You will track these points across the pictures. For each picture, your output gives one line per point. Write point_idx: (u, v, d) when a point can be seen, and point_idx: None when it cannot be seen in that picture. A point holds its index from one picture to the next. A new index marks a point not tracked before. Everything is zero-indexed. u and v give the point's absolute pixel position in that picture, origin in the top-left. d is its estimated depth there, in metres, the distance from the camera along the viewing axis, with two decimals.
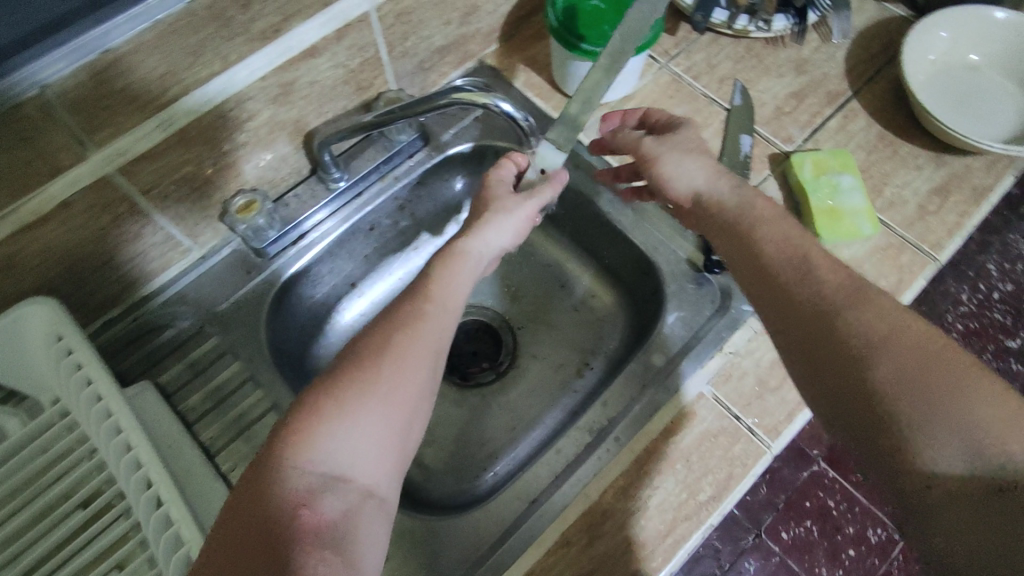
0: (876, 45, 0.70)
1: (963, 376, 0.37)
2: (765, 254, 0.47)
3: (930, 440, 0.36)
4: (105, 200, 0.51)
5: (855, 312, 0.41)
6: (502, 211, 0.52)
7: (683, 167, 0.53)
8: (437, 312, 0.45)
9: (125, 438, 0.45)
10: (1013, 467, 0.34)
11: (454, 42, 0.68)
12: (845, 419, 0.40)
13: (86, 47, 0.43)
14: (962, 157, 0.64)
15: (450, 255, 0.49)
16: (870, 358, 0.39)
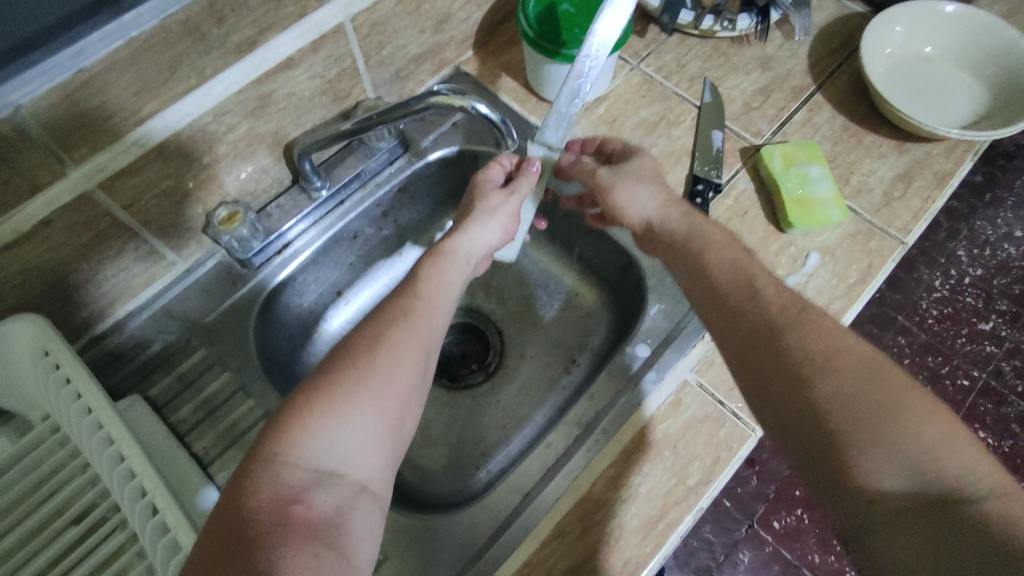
0: (837, 41, 0.73)
1: (901, 392, 0.39)
2: (717, 282, 0.49)
3: (871, 456, 0.38)
4: (86, 218, 0.51)
5: (800, 332, 0.43)
6: (486, 212, 0.54)
7: (636, 197, 0.56)
8: (426, 311, 0.46)
9: (117, 450, 0.44)
10: (949, 482, 0.36)
11: (429, 50, 0.69)
12: (795, 439, 0.42)
13: (61, 66, 0.43)
14: (922, 144, 0.67)
15: (439, 254, 0.50)
16: (815, 376, 0.41)
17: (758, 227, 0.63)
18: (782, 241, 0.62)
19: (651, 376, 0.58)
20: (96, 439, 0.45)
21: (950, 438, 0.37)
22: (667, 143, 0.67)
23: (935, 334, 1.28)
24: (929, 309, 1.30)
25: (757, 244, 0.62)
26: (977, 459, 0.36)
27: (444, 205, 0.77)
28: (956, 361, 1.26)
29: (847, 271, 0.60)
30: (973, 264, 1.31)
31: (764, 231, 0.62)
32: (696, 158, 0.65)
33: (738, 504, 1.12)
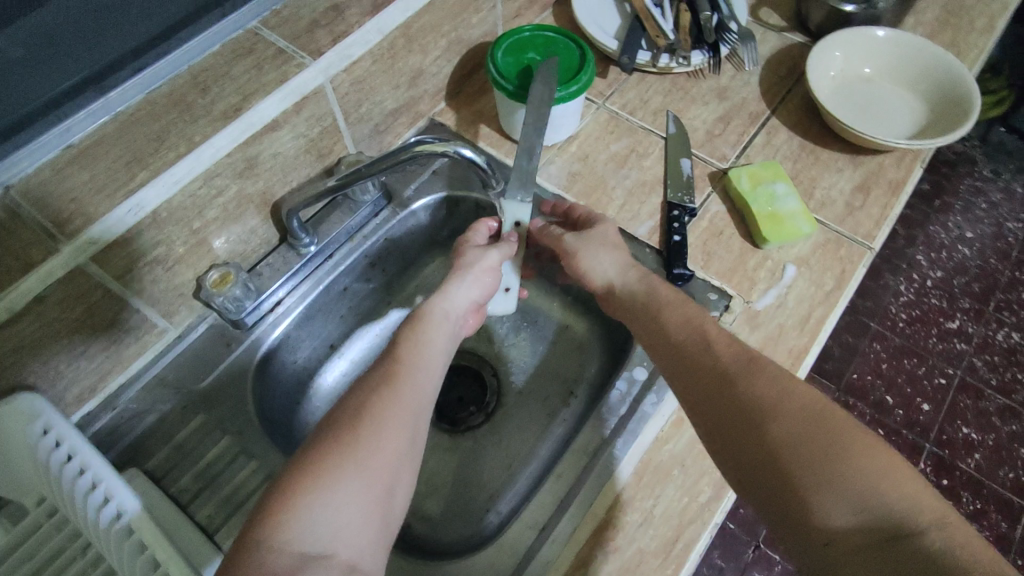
0: (783, 68, 0.79)
1: (844, 429, 0.39)
2: (673, 337, 0.50)
3: (821, 494, 0.37)
4: (78, 291, 0.51)
5: (749, 378, 0.44)
6: (461, 271, 0.56)
7: (598, 261, 0.59)
8: (409, 373, 0.46)
9: (128, 522, 0.44)
10: (895, 516, 0.35)
11: (405, 104, 0.72)
12: (754, 485, 0.41)
13: (50, 144, 0.50)
14: (874, 156, 0.72)
15: (421, 316, 0.51)
16: (767, 416, 0.41)
17: (735, 245, 0.66)
18: (759, 256, 0.65)
19: (652, 398, 0.59)
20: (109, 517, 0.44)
21: (894, 471, 0.37)
22: (639, 174, 0.71)
23: (908, 336, 1.33)
24: (899, 313, 1.35)
25: (735, 261, 0.65)
26: (920, 492, 0.35)
27: (427, 250, 0.79)
28: (931, 361, 1.30)
29: (823, 279, 0.63)
30: (932, 267, 1.39)
31: (741, 248, 0.65)
32: (669, 186, 0.69)
33: (742, 525, 1.12)
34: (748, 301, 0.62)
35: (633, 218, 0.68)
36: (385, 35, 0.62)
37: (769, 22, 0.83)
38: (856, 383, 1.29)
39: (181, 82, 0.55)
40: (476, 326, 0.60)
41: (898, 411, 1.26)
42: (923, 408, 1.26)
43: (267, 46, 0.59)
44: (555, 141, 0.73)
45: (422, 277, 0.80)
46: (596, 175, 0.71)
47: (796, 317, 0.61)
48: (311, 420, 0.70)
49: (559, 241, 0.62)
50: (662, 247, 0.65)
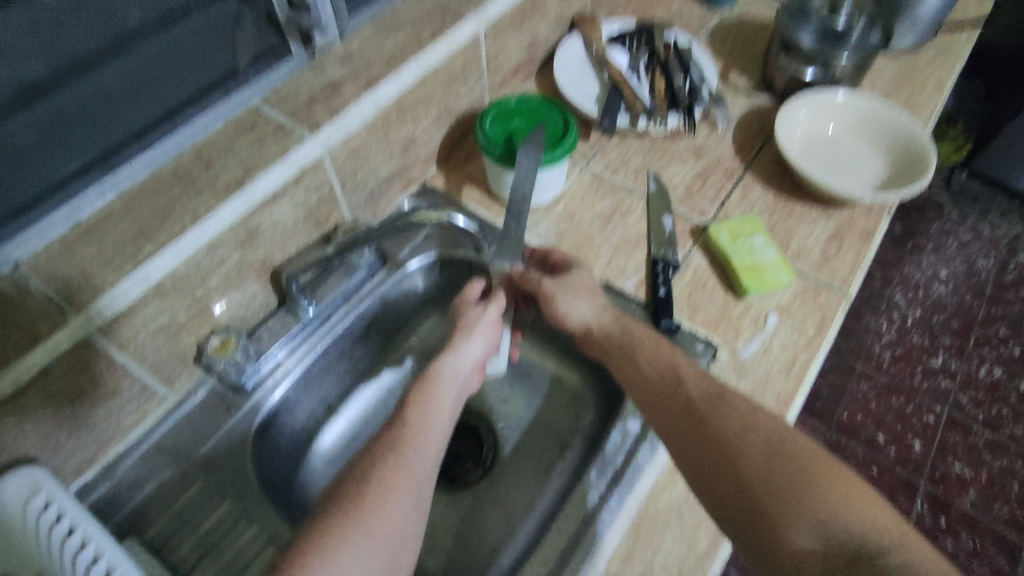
0: (754, 128, 0.84)
1: (809, 464, 0.45)
2: (650, 378, 0.54)
3: (794, 523, 0.42)
4: (82, 361, 0.53)
5: (723, 418, 0.49)
6: (468, 329, 0.59)
7: (576, 305, 0.61)
8: (417, 435, 0.47)
9: None
10: (858, 539, 0.41)
11: (399, 170, 0.75)
12: (732, 517, 0.46)
13: (60, 221, 0.53)
14: (845, 207, 0.76)
15: (429, 377, 0.52)
16: (741, 453, 0.46)
17: (719, 295, 0.68)
18: (742, 305, 0.68)
19: (646, 448, 0.60)
20: None
21: (855, 500, 0.43)
22: (624, 231, 0.74)
23: (893, 375, 1.35)
24: (883, 352, 1.38)
25: (720, 311, 0.67)
26: (878, 517, 0.42)
27: (422, 308, 0.80)
28: (918, 398, 1.32)
29: (805, 325, 0.66)
30: (910, 305, 1.43)
31: (724, 298, 0.68)
32: (652, 241, 0.72)
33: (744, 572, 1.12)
34: (734, 349, 0.65)
35: (620, 272, 0.71)
36: (379, 109, 0.66)
37: (738, 85, 0.89)
38: (846, 423, 1.30)
39: (186, 159, 0.58)
40: (479, 384, 0.61)
41: (890, 449, 1.28)
42: (914, 446, 1.28)
43: (268, 122, 0.62)
44: (544, 202, 0.76)
45: (418, 334, 0.81)
46: (583, 232, 0.74)
47: (781, 363, 0.64)
48: (310, 482, 0.70)
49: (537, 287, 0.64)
50: (649, 300, 0.68)
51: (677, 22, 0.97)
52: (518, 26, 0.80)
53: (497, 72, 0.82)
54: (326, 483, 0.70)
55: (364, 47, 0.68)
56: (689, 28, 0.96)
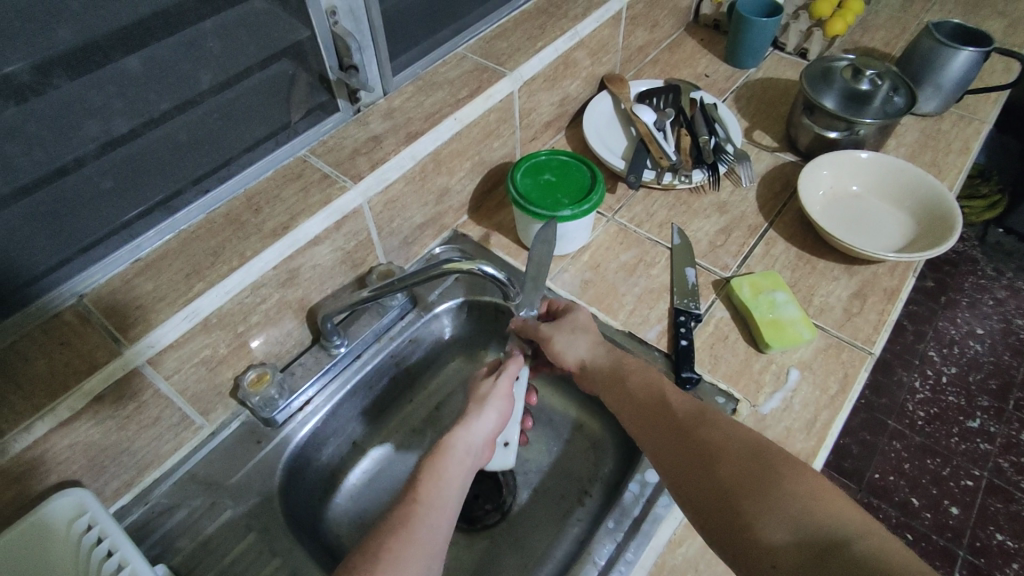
0: (777, 185, 0.86)
1: (781, 465, 0.45)
2: (636, 398, 0.56)
3: (765, 519, 0.42)
4: (131, 391, 0.56)
5: (702, 429, 0.50)
6: (479, 403, 0.59)
7: (571, 343, 0.64)
8: (425, 514, 0.49)
9: None
10: (826, 530, 0.41)
11: (432, 218, 0.79)
12: (709, 520, 0.46)
13: (122, 258, 0.57)
14: (868, 266, 0.77)
15: (440, 452, 0.53)
16: (716, 459, 0.47)
17: (740, 348, 0.69)
18: (763, 360, 0.68)
19: (664, 500, 0.60)
20: None
21: (823, 494, 0.42)
22: (647, 282, 0.76)
23: (928, 435, 1.31)
24: (916, 411, 1.34)
25: (741, 364, 0.68)
26: (845, 509, 0.41)
27: (448, 349, 0.83)
28: (955, 461, 1.27)
29: (827, 383, 0.66)
30: (945, 363, 1.39)
31: (746, 352, 0.69)
32: (675, 292, 0.73)
33: None
34: (754, 405, 0.65)
35: (642, 322, 0.72)
36: (417, 160, 0.70)
37: (762, 143, 0.92)
38: (878, 483, 1.27)
39: (237, 203, 0.64)
40: (489, 459, 0.59)
41: (925, 514, 1.22)
42: (952, 511, 1.22)
43: (314, 171, 0.67)
44: (569, 251, 0.79)
45: (442, 373, 0.84)
46: (607, 282, 0.76)
47: (802, 420, 0.64)
48: (332, 517, 0.71)
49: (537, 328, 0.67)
50: (670, 351, 0.69)
51: (703, 82, 1.01)
52: (551, 86, 0.85)
53: (529, 126, 0.86)
54: (347, 520, 0.71)
55: (406, 104, 0.73)
56: (715, 88, 1.00)
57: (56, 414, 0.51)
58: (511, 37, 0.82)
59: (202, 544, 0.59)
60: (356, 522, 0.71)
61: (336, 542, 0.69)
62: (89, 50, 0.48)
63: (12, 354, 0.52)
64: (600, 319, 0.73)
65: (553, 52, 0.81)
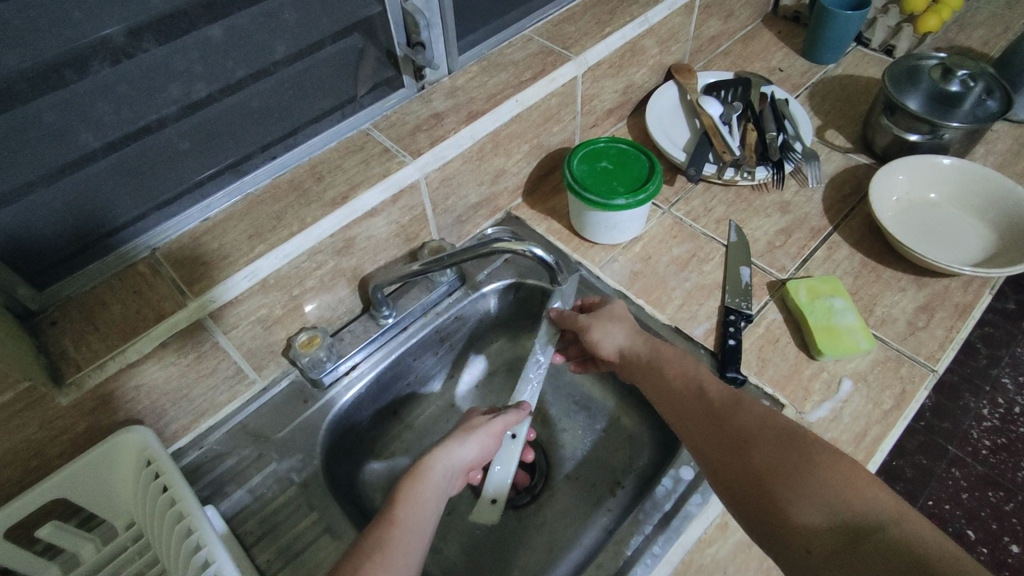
0: (847, 188, 0.82)
1: (815, 452, 0.44)
2: (671, 383, 0.56)
3: (799, 504, 0.42)
4: (193, 341, 0.59)
5: (736, 414, 0.49)
6: (466, 431, 0.57)
7: (608, 332, 0.63)
8: (404, 536, 0.47)
9: (196, 539, 0.49)
10: (861, 515, 0.40)
11: (486, 198, 0.80)
12: (742, 504, 0.45)
13: (192, 217, 0.61)
14: (939, 279, 0.72)
15: (416, 474, 0.51)
16: (749, 446, 0.46)
17: (790, 353, 0.67)
18: (814, 367, 0.66)
19: (697, 498, 0.59)
20: (184, 543, 0.49)
21: (857, 480, 0.42)
22: (699, 278, 0.74)
23: (992, 466, 1.12)
24: (981, 439, 1.14)
25: (790, 369, 0.66)
26: (880, 495, 0.41)
27: (491, 329, 0.84)
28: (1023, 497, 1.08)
29: (881, 397, 0.63)
30: None
31: (796, 357, 0.67)
32: (727, 290, 0.72)
33: None
34: (801, 411, 0.63)
35: (690, 318, 0.71)
36: (476, 140, 0.71)
37: (834, 143, 0.88)
38: (931, 511, 1.11)
39: (301, 171, 0.66)
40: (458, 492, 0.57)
41: (981, 549, 1.05)
42: (1012, 549, 1.04)
43: (376, 145, 0.69)
44: (621, 241, 0.78)
45: (485, 354, 0.85)
46: (657, 274, 0.75)
47: (851, 432, 0.61)
48: (369, 481, 0.73)
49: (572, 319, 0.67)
50: (717, 349, 0.68)
51: (777, 76, 0.97)
52: (616, 73, 0.83)
53: (591, 113, 0.85)
54: (383, 485, 0.74)
55: (469, 83, 0.74)
56: (789, 83, 0.96)
57: (126, 356, 0.55)
58: (578, 21, 0.81)
59: (249, 491, 0.62)
60: (391, 488, 0.74)
61: (371, 505, 0.72)
62: (176, 17, 0.52)
63: (94, 300, 0.57)
64: (647, 312, 0.72)
65: (620, 38, 0.80)
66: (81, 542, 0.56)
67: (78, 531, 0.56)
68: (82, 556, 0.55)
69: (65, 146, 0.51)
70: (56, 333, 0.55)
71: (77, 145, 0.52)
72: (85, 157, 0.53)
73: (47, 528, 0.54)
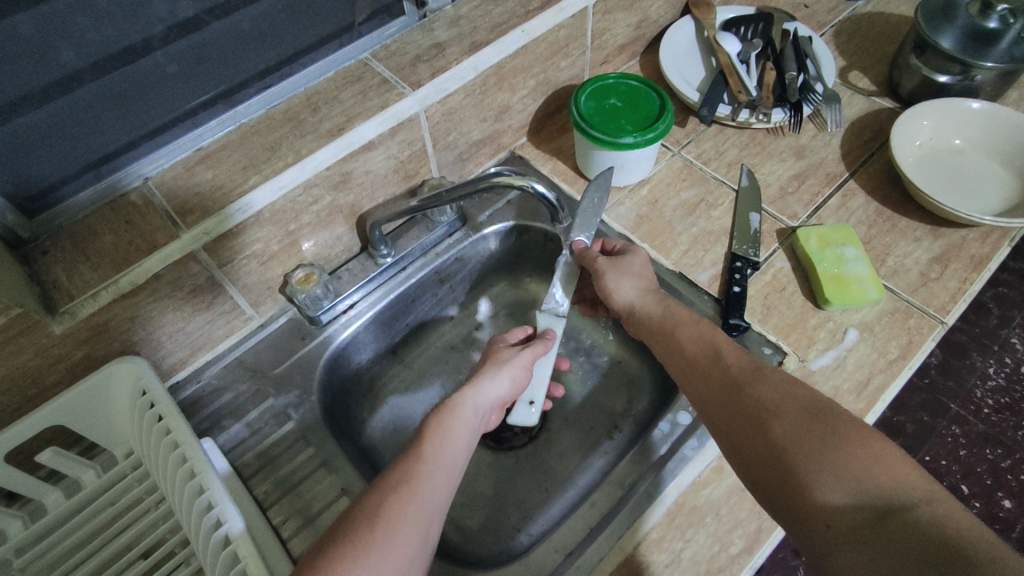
0: (867, 133, 0.78)
1: (840, 426, 0.42)
2: (686, 350, 0.53)
3: (822, 480, 0.40)
4: (187, 275, 0.59)
5: (755, 385, 0.47)
6: (495, 366, 0.58)
7: (623, 284, 0.61)
8: (430, 470, 0.46)
9: (190, 466, 0.50)
10: (888, 494, 0.38)
11: (489, 136, 0.77)
12: (761, 479, 0.44)
13: (185, 146, 0.59)
14: (957, 229, 0.70)
15: (445, 409, 0.51)
16: (769, 419, 0.44)
17: (796, 302, 0.65)
18: (819, 316, 0.64)
19: (693, 442, 0.59)
20: (179, 472, 0.50)
21: (885, 456, 0.39)
22: (706, 223, 0.72)
23: (993, 424, 1.11)
24: (984, 398, 1.13)
25: (795, 317, 0.64)
26: (909, 474, 0.38)
27: (492, 271, 0.83)
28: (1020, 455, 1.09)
29: (887, 347, 0.62)
30: None
31: (802, 306, 0.65)
32: (735, 237, 0.69)
33: None
34: (803, 359, 0.62)
35: (695, 264, 0.69)
36: (479, 72, 0.68)
37: (857, 86, 0.83)
38: (929, 466, 1.11)
39: (296, 101, 0.63)
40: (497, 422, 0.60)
41: (976, 502, 1.06)
42: (1005, 504, 1.06)
43: (374, 75, 0.65)
44: (629, 183, 0.76)
45: (487, 297, 0.84)
46: (663, 219, 0.73)
47: (853, 382, 0.60)
48: (368, 420, 0.74)
49: (591, 262, 0.64)
50: (721, 296, 0.66)
51: (802, 13, 0.91)
52: (629, 5, 0.79)
53: (601, 49, 0.81)
54: (382, 424, 0.74)
55: (473, 11, 0.70)
56: (814, 20, 0.90)
57: (119, 286, 0.54)
58: None
59: (246, 425, 0.63)
60: (388, 425, 0.74)
61: (369, 442, 0.72)
62: None
63: (85, 229, 0.55)
64: (651, 257, 0.70)
65: None
66: (82, 469, 0.56)
67: (78, 458, 0.56)
68: (84, 482, 0.56)
69: (47, 64, 0.49)
70: (47, 262, 0.54)
71: (58, 64, 0.49)
72: (69, 77, 0.51)
73: (47, 453, 0.54)
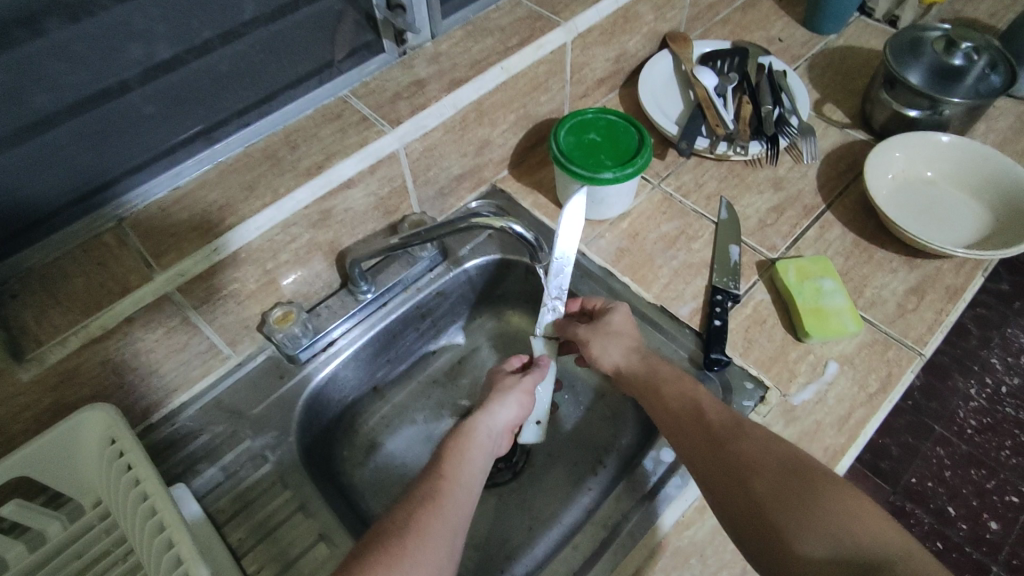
0: (842, 165, 0.80)
1: (819, 482, 0.42)
2: (666, 402, 0.53)
3: (805, 537, 0.40)
4: (162, 316, 0.58)
5: (736, 439, 0.47)
6: (500, 394, 0.57)
7: (608, 346, 0.59)
8: (453, 491, 0.46)
9: (159, 519, 0.48)
10: (867, 552, 0.39)
11: (470, 170, 0.77)
12: (743, 533, 0.44)
13: (162, 184, 0.58)
14: (932, 260, 0.71)
15: (462, 435, 0.51)
16: (750, 475, 0.44)
17: (777, 335, 0.66)
18: (800, 349, 0.64)
19: (675, 481, 0.59)
20: (148, 524, 0.48)
21: (863, 514, 0.40)
22: (686, 256, 0.72)
23: (977, 445, 1.10)
24: (967, 419, 1.13)
25: (776, 350, 0.65)
26: (885, 530, 0.40)
27: (474, 305, 0.83)
28: (1004, 475, 1.07)
29: (867, 380, 0.62)
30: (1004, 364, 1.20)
31: (783, 340, 0.65)
32: (715, 270, 0.70)
33: None
34: (784, 394, 0.62)
35: (676, 297, 0.69)
36: (458, 109, 0.68)
37: (832, 118, 0.85)
38: (915, 489, 1.11)
39: (276, 138, 0.63)
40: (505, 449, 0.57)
41: (962, 524, 1.06)
42: (991, 526, 1.05)
43: (353, 113, 0.65)
44: (609, 217, 0.76)
45: (468, 329, 0.84)
46: (644, 252, 0.73)
47: (834, 416, 0.60)
48: (346, 458, 0.73)
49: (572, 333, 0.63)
50: (702, 329, 0.66)
51: (776, 46, 0.93)
52: (608, 40, 0.80)
53: (581, 83, 0.82)
54: (362, 462, 0.73)
55: (453, 49, 0.71)
56: (788, 54, 0.92)
57: (89, 331, 0.53)
58: None
59: (222, 468, 0.61)
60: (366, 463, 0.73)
61: (350, 483, 0.71)
62: None
63: (54, 271, 0.54)
64: (632, 291, 0.70)
65: (612, 3, 0.76)
66: (47, 520, 0.54)
67: (43, 509, 0.54)
68: (48, 534, 0.54)
69: (19, 109, 0.48)
70: (17, 307, 0.52)
71: (31, 108, 0.49)
72: (44, 121, 0.50)
73: (9, 506, 0.52)
